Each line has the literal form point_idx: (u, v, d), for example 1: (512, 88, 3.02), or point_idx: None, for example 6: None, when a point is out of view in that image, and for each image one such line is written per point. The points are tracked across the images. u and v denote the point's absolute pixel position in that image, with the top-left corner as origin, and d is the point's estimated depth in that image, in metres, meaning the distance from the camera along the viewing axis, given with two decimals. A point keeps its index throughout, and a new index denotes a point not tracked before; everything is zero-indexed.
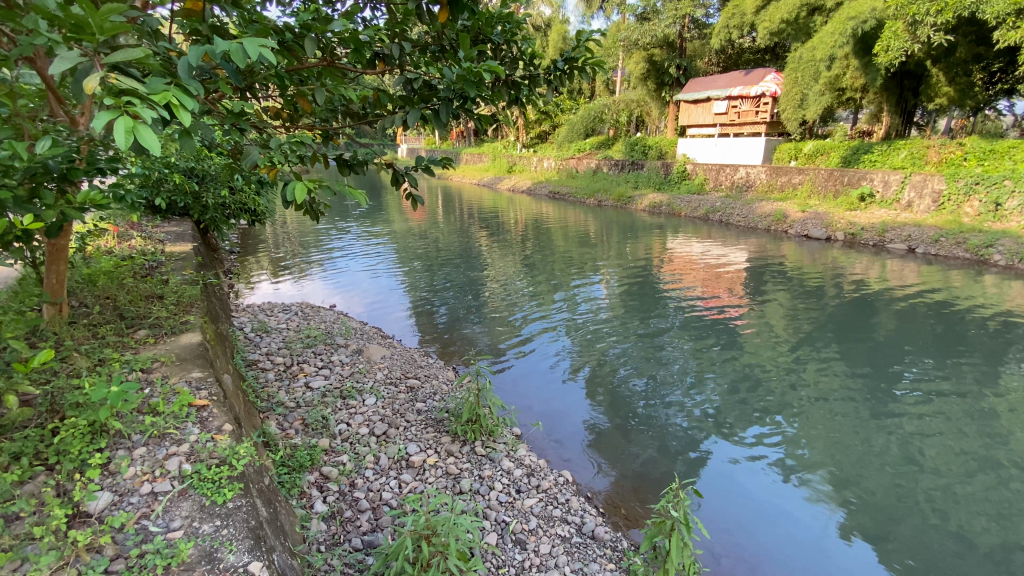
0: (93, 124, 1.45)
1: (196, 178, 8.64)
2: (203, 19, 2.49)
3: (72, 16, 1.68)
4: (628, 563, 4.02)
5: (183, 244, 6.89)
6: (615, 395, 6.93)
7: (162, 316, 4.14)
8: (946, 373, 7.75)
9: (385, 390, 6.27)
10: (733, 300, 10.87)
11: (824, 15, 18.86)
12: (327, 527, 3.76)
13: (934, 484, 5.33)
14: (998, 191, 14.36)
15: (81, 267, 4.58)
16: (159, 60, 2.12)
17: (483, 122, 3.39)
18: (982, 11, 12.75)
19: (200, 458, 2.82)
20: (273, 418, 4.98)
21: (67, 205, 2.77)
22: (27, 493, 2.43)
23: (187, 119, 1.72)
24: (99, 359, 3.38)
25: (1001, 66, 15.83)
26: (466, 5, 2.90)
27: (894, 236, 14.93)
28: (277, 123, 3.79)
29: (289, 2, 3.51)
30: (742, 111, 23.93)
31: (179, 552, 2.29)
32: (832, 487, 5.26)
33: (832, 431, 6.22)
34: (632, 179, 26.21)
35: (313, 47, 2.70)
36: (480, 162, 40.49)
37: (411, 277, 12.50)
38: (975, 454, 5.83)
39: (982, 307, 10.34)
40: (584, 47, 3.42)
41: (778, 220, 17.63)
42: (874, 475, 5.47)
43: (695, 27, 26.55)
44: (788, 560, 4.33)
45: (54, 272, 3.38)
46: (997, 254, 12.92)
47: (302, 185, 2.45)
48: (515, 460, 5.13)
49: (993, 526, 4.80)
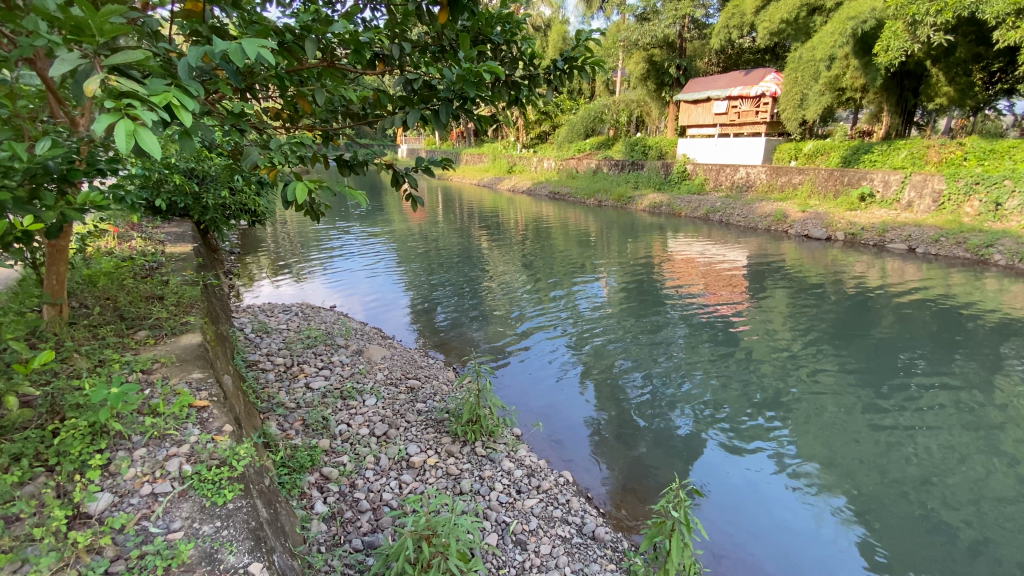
0: (94, 127, 1.45)
1: (196, 178, 8.65)
2: (203, 20, 2.50)
3: (73, 17, 1.68)
4: (628, 563, 4.01)
5: (183, 245, 6.89)
6: (616, 395, 6.93)
7: (162, 317, 4.14)
8: (947, 373, 7.74)
9: (385, 390, 6.27)
10: (733, 300, 10.86)
11: (823, 15, 18.85)
12: (327, 527, 3.76)
13: (934, 485, 5.32)
14: (998, 191, 14.36)
15: (81, 268, 4.58)
16: (159, 61, 2.13)
17: (483, 122, 3.39)
18: (982, 11, 12.75)
19: (200, 459, 2.82)
20: (273, 419, 4.98)
21: (67, 207, 2.79)
22: (28, 494, 2.43)
23: (187, 120, 1.72)
24: (99, 361, 3.38)
25: (1001, 66, 15.83)
26: (466, 5, 2.90)
27: (894, 236, 14.92)
28: (277, 124, 3.79)
29: (288, 3, 3.51)
30: (742, 112, 23.93)
31: (180, 553, 2.29)
32: (833, 487, 5.25)
33: (832, 430, 6.21)
34: (632, 180, 26.21)
35: (313, 48, 2.70)
36: (480, 163, 40.51)
37: (411, 278, 12.52)
38: (975, 454, 5.82)
39: (982, 307, 10.33)
40: (584, 47, 3.41)
41: (778, 220, 17.62)
42: (874, 475, 5.45)
43: (695, 27, 26.54)
44: (790, 560, 4.33)
45: (54, 273, 3.38)
46: (997, 254, 12.91)
47: (302, 185, 2.45)
48: (515, 461, 5.13)
49: (993, 527, 4.78)
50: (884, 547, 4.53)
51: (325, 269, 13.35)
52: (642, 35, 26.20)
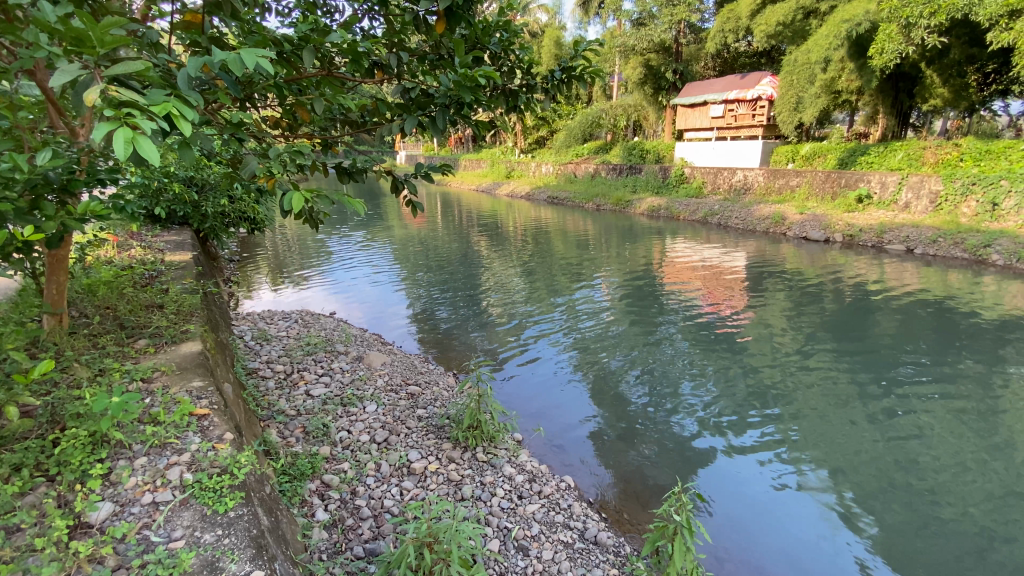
0: (92, 136, 1.44)
1: (196, 187, 8.67)
2: (203, 30, 2.55)
3: (72, 30, 1.69)
4: (631, 567, 3.99)
5: (183, 253, 6.90)
6: (620, 401, 6.88)
7: (162, 325, 4.15)
8: (947, 372, 7.76)
9: (386, 397, 6.26)
10: (731, 300, 11.03)
11: (819, 18, 18.94)
12: (329, 535, 3.73)
13: (953, 497, 5.15)
14: (995, 191, 14.39)
15: (81, 277, 4.59)
16: (161, 73, 2.20)
17: (481, 128, 3.39)
18: (975, 13, 12.81)
19: (201, 467, 2.81)
20: (273, 426, 4.97)
21: (68, 217, 2.73)
22: (28, 504, 2.43)
23: (188, 129, 1.71)
24: (100, 370, 3.39)
25: (995, 68, 16.25)
26: (464, 14, 2.96)
27: (892, 237, 14.98)
28: (276, 134, 3.80)
29: (287, 12, 3.58)
30: (739, 115, 24.09)
31: (181, 561, 2.28)
32: (849, 501, 5.08)
33: (848, 443, 6.01)
34: (631, 183, 26.24)
35: (311, 57, 2.76)
36: (479, 169, 40.60)
37: (410, 283, 12.61)
38: (989, 462, 5.68)
39: (980, 306, 10.40)
40: (581, 55, 3.40)
41: (776, 222, 17.73)
42: (894, 490, 5.25)
43: (691, 32, 27.22)
44: (796, 563, 4.30)
45: (54, 283, 3.39)
46: (995, 254, 12.96)
47: (300, 194, 2.41)
48: (517, 467, 5.12)
49: (1011, 538, 4.64)
50: (904, 559, 4.41)
51: (324, 275, 13.46)
52: (639, 40, 26.32)
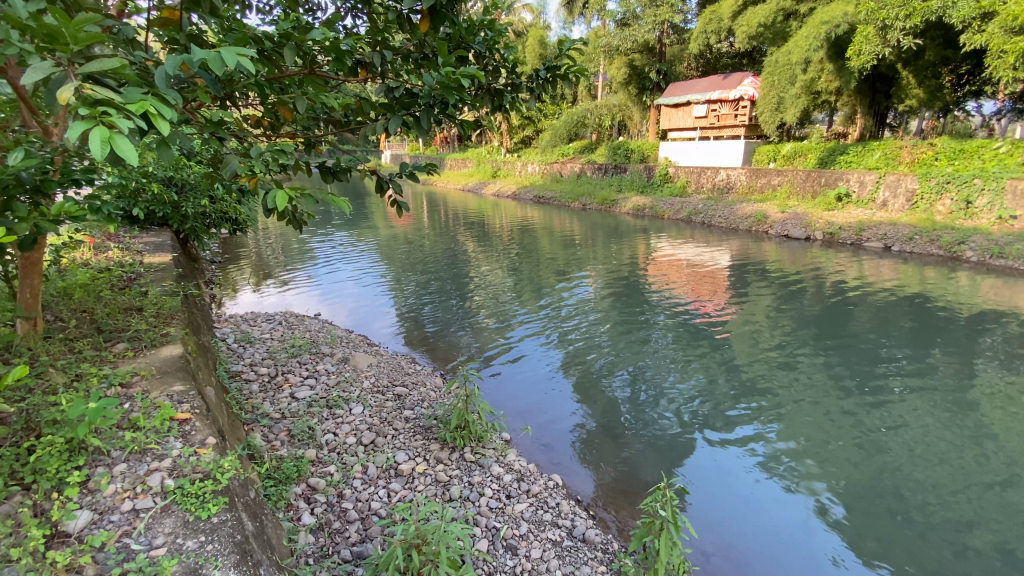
0: (68, 135, 1.40)
1: (176, 187, 8.50)
2: (181, 28, 2.50)
3: (45, 26, 1.64)
4: (619, 565, 4.02)
5: (162, 255, 6.77)
6: (608, 399, 6.89)
7: (142, 329, 4.07)
8: (925, 366, 7.91)
9: (373, 398, 6.21)
10: (715, 297, 11.15)
11: (798, 20, 19.20)
12: (315, 539, 3.69)
13: (932, 488, 5.24)
14: (969, 189, 14.73)
15: (55, 281, 4.47)
16: (137, 70, 2.15)
17: (467, 127, 3.36)
18: (948, 15, 13.09)
19: (183, 473, 2.76)
20: (257, 430, 4.90)
21: (42, 218, 2.66)
22: (2, 514, 2.36)
23: (167, 128, 1.67)
24: (76, 376, 3.30)
25: (969, 67, 16.53)
26: (448, 13, 2.94)
27: (870, 235, 15.25)
28: (258, 133, 3.74)
29: (268, 10, 3.53)
30: (721, 115, 24.36)
31: (163, 568, 2.23)
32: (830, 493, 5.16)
33: (838, 442, 6.00)
34: (615, 183, 26.38)
35: (293, 55, 2.72)
36: (465, 168, 40.51)
37: (396, 283, 12.52)
38: (969, 455, 5.77)
39: (956, 301, 10.64)
40: (566, 54, 3.39)
41: (759, 221, 17.96)
42: (876, 482, 5.32)
43: (674, 33, 27.41)
44: (781, 557, 4.35)
45: (28, 285, 3.30)
46: (969, 250, 13.27)
47: (284, 193, 2.37)
48: (504, 466, 5.12)
49: (987, 526, 4.75)
50: (886, 551, 4.47)
51: (309, 275, 13.35)
52: (623, 40, 26.43)
